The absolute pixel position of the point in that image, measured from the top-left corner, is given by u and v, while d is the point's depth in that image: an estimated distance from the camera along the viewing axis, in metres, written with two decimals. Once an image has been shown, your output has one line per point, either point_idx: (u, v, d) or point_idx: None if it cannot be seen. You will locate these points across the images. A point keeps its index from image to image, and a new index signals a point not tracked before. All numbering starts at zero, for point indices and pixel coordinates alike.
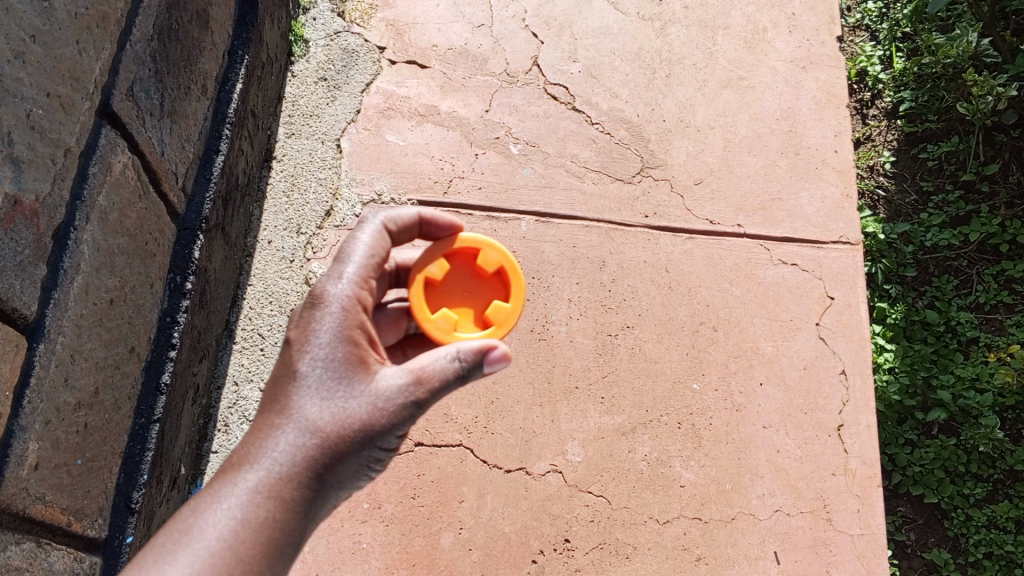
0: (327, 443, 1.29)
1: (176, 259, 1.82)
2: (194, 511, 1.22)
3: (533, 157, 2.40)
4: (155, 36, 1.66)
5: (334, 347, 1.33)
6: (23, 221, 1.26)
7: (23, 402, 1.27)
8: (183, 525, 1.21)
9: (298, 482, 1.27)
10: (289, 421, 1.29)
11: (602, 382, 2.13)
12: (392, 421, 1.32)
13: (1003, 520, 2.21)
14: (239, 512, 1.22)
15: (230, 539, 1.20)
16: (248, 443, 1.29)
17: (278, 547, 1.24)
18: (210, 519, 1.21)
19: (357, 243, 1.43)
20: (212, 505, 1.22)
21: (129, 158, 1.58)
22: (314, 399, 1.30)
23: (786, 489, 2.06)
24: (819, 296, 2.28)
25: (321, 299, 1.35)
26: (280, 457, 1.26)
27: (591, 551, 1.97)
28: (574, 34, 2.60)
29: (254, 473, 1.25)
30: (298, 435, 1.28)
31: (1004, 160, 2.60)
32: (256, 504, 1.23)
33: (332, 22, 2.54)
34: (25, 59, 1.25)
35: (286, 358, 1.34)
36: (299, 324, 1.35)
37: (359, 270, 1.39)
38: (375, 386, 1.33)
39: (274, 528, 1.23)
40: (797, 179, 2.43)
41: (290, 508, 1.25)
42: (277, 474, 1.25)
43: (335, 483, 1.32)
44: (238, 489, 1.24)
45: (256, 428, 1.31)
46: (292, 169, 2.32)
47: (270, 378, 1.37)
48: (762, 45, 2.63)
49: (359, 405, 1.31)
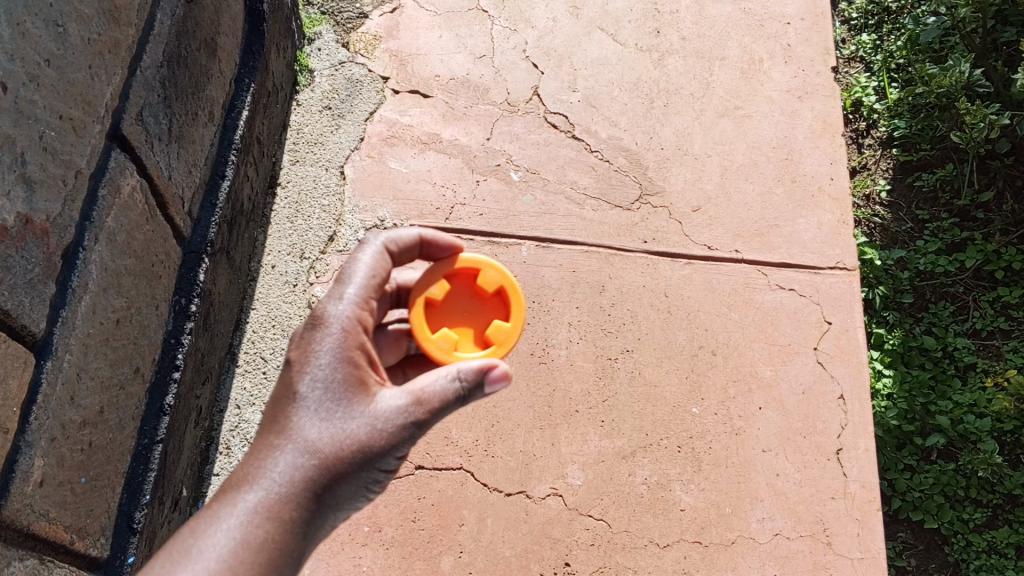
0: (326, 463, 1.30)
1: (182, 281, 1.85)
2: (194, 531, 1.24)
3: (533, 184, 2.43)
4: (164, 63, 1.70)
5: (335, 367, 1.34)
6: (34, 240, 1.29)
7: (30, 418, 1.29)
8: (183, 546, 1.23)
9: (296, 503, 1.28)
10: (288, 442, 1.30)
11: (603, 406, 2.14)
12: (389, 442, 1.33)
13: (1004, 545, 2.21)
14: (238, 533, 1.24)
15: (228, 559, 1.21)
16: (248, 464, 1.31)
17: (276, 567, 1.26)
18: (209, 540, 1.22)
19: (358, 264, 1.45)
20: (212, 525, 1.24)
21: (137, 181, 1.61)
22: (314, 420, 1.31)
23: (785, 512, 2.06)
24: (816, 320, 2.30)
25: (322, 321, 1.37)
26: (278, 479, 1.28)
27: (592, 575, 1.96)
28: (574, 64, 2.66)
29: (253, 494, 1.27)
30: (297, 456, 1.30)
31: (998, 188, 2.63)
32: (255, 525, 1.25)
33: (337, 53, 2.60)
34: (40, 83, 1.29)
35: (287, 379, 1.36)
36: (300, 345, 1.37)
37: (359, 294, 1.41)
38: (373, 407, 1.34)
39: (272, 549, 1.25)
40: (794, 206, 2.46)
41: (288, 527, 1.27)
42: (275, 494, 1.27)
43: (333, 504, 1.33)
44: (237, 511, 1.25)
45: (256, 447, 1.33)
46: (297, 196, 2.36)
47: (270, 397, 1.38)
48: (758, 76, 2.68)
49: (358, 425, 1.32)
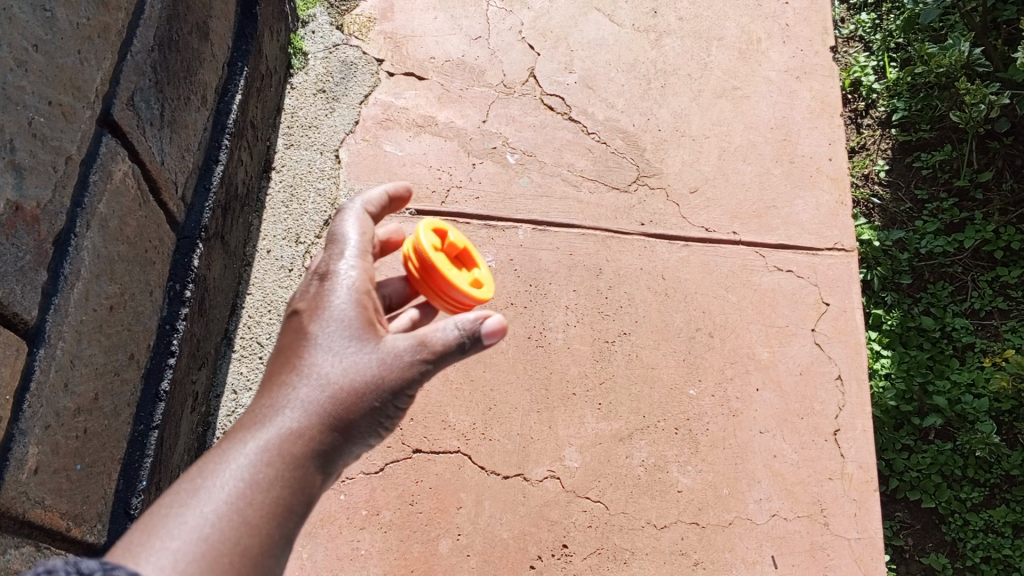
0: (339, 404, 1.23)
1: (176, 267, 1.84)
2: (200, 470, 1.11)
3: (530, 166, 2.42)
4: (156, 47, 1.69)
5: (345, 310, 1.31)
6: (24, 227, 1.28)
7: (23, 406, 1.28)
8: (189, 484, 1.09)
9: (309, 442, 1.19)
10: (300, 381, 1.24)
11: (600, 389, 2.14)
12: (400, 382, 1.28)
13: (1001, 524, 2.20)
14: (248, 470, 1.11)
15: (237, 498, 1.09)
16: (256, 407, 1.22)
17: (286, 509, 1.12)
18: (216, 478, 1.10)
19: (356, 226, 1.44)
20: (220, 463, 1.11)
21: (129, 167, 1.60)
22: (325, 358, 1.26)
23: (783, 493, 2.06)
24: (814, 302, 2.29)
25: (329, 271, 1.35)
26: (292, 416, 1.20)
27: (589, 556, 1.96)
28: (570, 45, 2.64)
29: (267, 431, 1.17)
30: (310, 394, 1.22)
31: (997, 168, 2.62)
32: (266, 462, 1.13)
33: (331, 36, 2.59)
34: (27, 68, 1.28)
35: (297, 327, 1.32)
36: (307, 296, 1.35)
37: (363, 246, 1.40)
38: (381, 351, 1.29)
39: (284, 488, 1.13)
40: (792, 187, 2.45)
41: (301, 468, 1.16)
42: (290, 432, 1.18)
43: (344, 452, 1.24)
44: (248, 449, 1.14)
45: (263, 393, 1.24)
46: (292, 180, 2.35)
47: (275, 350, 1.32)
48: (757, 56, 2.67)
49: (369, 364, 1.27)
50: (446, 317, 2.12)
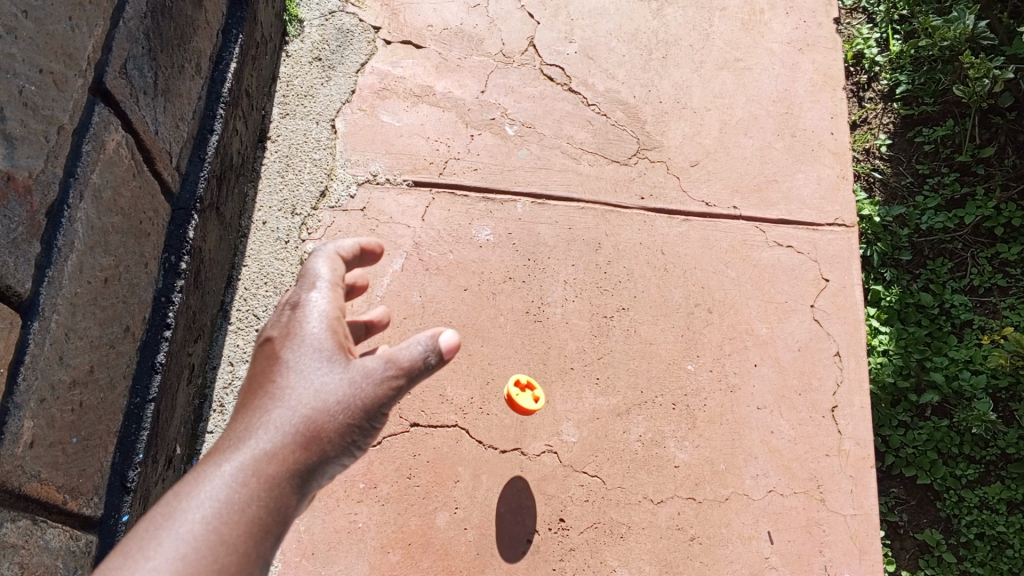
0: (314, 425, 1.19)
1: (171, 238, 1.81)
2: (175, 495, 1.07)
3: (529, 138, 2.39)
4: (148, 14, 1.65)
5: (316, 335, 1.28)
6: (17, 198, 1.25)
7: (17, 379, 1.27)
8: (164, 510, 1.05)
9: (285, 464, 1.15)
10: (272, 404, 1.20)
11: (598, 363, 2.13)
12: (372, 403, 1.25)
13: (995, 501, 2.22)
14: (225, 491, 1.08)
15: (214, 520, 1.05)
16: (229, 433, 1.18)
17: (266, 528, 1.09)
18: (192, 502, 1.05)
19: (322, 258, 1.40)
20: (196, 487, 1.07)
21: (123, 136, 1.57)
22: (296, 382, 1.22)
23: (780, 469, 2.06)
24: (814, 278, 2.28)
25: (298, 300, 1.32)
26: (266, 438, 1.15)
27: (586, 531, 1.96)
28: (570, 14, 2.60)
29: (241, 452, 1.13)
30: (283, 417, 1.18)
31: (999, 143, 2.60)
32: (242, 483, 1.09)
33: (327, 2, 2.54)
34: (18, 35, 1.25)
35: (267, 355, 1.28)
36: (278, 325, 1.31)
37: (332, 274, 1.37)
38: (353, 373, 1.26)
39: (261, 508, 1.09)
40: (793, 161, 2.43)
41: (278, 489, 1.12)
42: (265, 452, 1.14)
43: (321, 475, 1.20)
44: (222, 471, 1.10)
45: (236, 419, 1.20)
46: (288, 149, 2.31)
47: (246, 378, 1.28)
48: (759, 27, 2.63)
49: (340, 386, 1.24)
50: (447, 289, 2.17)
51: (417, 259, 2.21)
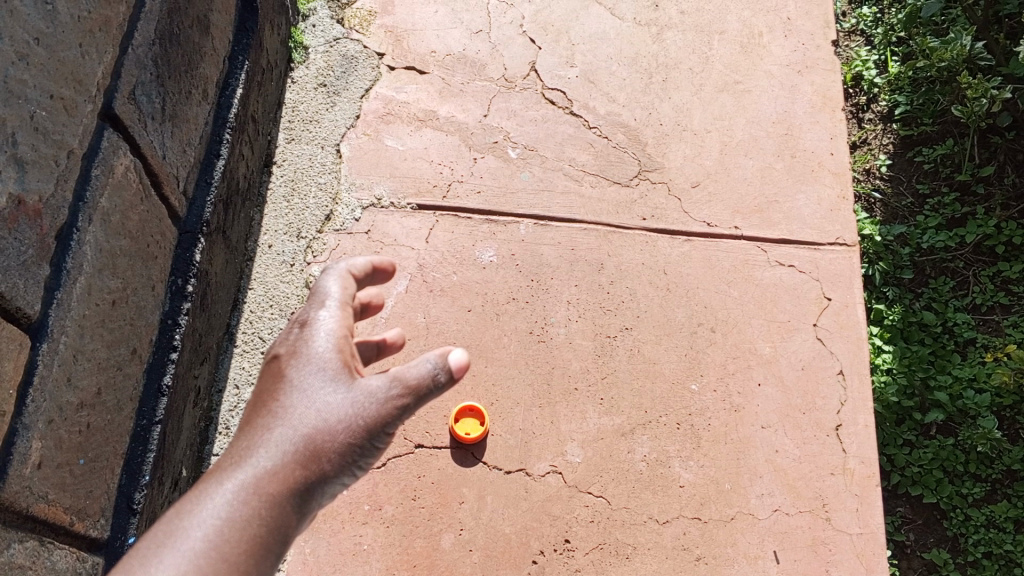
0: (315, 445, 1.20)
1: (178, 261, 1.83)
2: (176, 513, 1.08)
3: (531, 161, 2.42)
4: (157, 41, 1.68)
5: (321, 355, 1.27)
6: (27, 221, 1.27)
7: (26, 400, 1.28)
8: (165, 528, 1.06)
9: (286, 483, 1.15)
10: (274, 424, 1.20)
11: (601, 384, 2.14)
12: (375, 424, 1.23)
13: (1002, 519, 2.21)
14: (227, 510, 1.09)
15: (215, 538, 1.06)
16: (231, 451, 1.19)
17: (265, 547, 1.10)
18: (193, 519, 1.07)
19: (333, 278, 1.38)
20: (198, 504, 1.09)
21: (131, 161, 1.59)
22: (298, 402, 1.23)
23: (785, 488, 2.06)
24: (816, 297, 2.29)
25: (307, 319, 1.32)
26: (267, 458, 1.16)
27: (591, 551, 1.95)
28: (571, 39, 2.64)
29: (242, 472, 1.14)
30: (284, 436, 1.19)
31: (999, 162, 2.63)
32: (243, 502, 1.10)
33: (332, 30, 2.59)
34: (29, 61, 1.27)
35: (273, 374, 1.29)
36: (285, 343, 1.31)
37: (343, 291, 1.36)
38: (356, 392, 1.25)
39: (260, 528, 1.10)
40: (793, 181, 2.45)
41: (279, 509, 1.13)
42: (266, 471, 1.15)
43: (322, 494, 1.20)
44: (224, 490, 1.11)
45: (239, 437, 1.21)
46: (292, 174, 2.34)
47: (251, 396, 1.29)
48: (758, 50, 2.66)
49: (342, 406, 1.23)
50: (445, 312, 2.19)
51: (421, 281, 2.23)
